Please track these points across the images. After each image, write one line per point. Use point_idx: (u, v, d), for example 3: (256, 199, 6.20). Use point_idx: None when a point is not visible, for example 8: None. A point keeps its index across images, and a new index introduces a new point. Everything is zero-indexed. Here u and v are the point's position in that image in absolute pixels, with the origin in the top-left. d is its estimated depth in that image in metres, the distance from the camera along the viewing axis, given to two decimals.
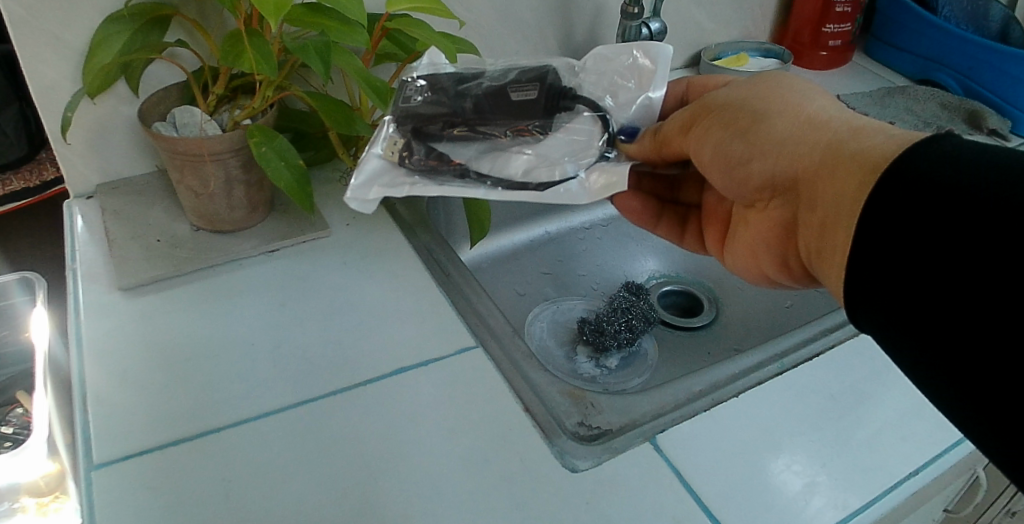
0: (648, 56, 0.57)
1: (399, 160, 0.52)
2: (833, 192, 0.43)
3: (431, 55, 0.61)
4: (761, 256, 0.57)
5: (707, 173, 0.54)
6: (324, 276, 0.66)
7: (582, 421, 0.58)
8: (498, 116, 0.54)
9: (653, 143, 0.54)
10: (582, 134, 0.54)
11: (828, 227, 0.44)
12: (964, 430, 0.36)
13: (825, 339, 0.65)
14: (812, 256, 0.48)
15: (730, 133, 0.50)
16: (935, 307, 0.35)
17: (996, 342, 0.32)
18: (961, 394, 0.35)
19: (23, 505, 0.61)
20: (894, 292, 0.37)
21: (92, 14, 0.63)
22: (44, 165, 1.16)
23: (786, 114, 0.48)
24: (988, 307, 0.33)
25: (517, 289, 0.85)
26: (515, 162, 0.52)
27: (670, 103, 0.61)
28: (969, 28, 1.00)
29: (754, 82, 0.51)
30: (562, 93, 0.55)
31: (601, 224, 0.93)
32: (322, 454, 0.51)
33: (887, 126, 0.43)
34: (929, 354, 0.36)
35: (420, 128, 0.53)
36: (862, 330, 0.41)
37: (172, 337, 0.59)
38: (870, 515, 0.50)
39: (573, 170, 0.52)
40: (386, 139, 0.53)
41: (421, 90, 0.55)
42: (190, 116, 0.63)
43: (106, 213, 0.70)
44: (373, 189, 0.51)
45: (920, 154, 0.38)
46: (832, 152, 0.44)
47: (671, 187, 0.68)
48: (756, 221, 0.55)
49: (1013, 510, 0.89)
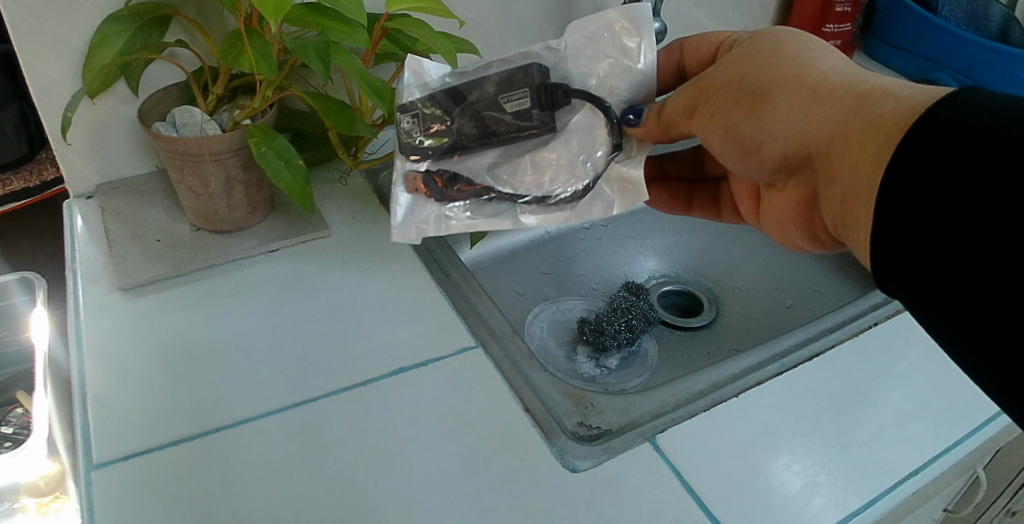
0: (628, 20, 0.54)
1: (428, 195, 0.58)
2: (850, 166, 0.43)
3: (410, 63, 0.57)
4: (790, 231, 0.58)
5: (720, 154, 0.53)
6: (324, 276, 0.66)
7: (582, 421, 0.57)
8: (505, 132, 0.55)
9: (659, 126, 0.53)
10: (587, 128, 0.56)
11: (849, 202, 0.44)
12: (990, 390, 0.36)
13: (825, 338, 0.64)
14: (838, 228, 0.49)
15: (738, 111, 0.49)
16: (953, 264, 0.36)
17: (1010, 302, 0.33)
18: (987, 359, 0.35)
19: (23, 505, 0.61)
20: (918, 262, 0.37)
21: (92, 14, 0.63)
22: (44, 165, 1.16)
23: (788, 86, 0.47)
24: (1005, 277, 0.33)
25: (517, 289, 0.84)
26: (535, 174, 0.57)
27: (667, 74, 0.61)
28: (968, 27, 1.00)
29: (748, 52, 0.50)
30: (554, 94, 0.53)
31: (601, 223, 0.91)
32: (320, 455, 0.51)
33: (892, 85, 0.43)
34: (953, 319, 0.36)
35: (436, 159, 0.57)
36: (891, 296, 0.41)
37: (169, 338, 0.59)
38: (869, 515, 0.50)
39: (591, 173, 0.56)
40: (404, 176, 0.58)
41: (418, 117, 0.56)
42: (190, 116, 0.63)
43: (105, 212, 0.70)
44: (413, 228, 0.58)
45: (937, 123, 0.37)
46: (842, 123, 0.44)
47: (694, 166, 0.70)
48: (779, 195, 0.55)
49: (1013, 510, 0.87)
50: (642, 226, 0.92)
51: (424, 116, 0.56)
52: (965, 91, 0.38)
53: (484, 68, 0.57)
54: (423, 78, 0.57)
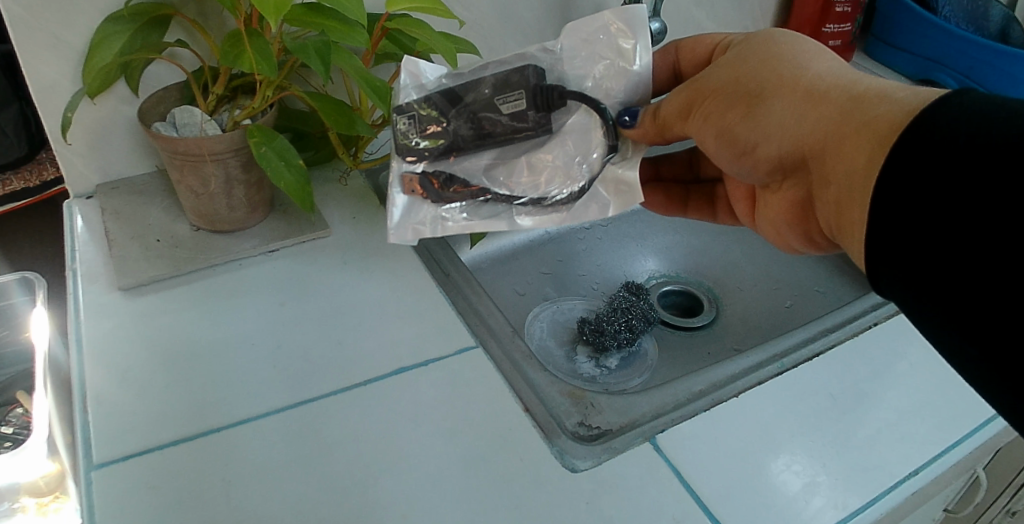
0: (624, 21, 0.54)
1: (424, 197, 0.58)
2: (844, 168, 0.43)
3: (408, 65, 0.57)
4: (785, 233, 0.58)
5: (715, 156, 0.53)
6: (324, 276, 0.66)
7: (582, 421, 0.58)
8: (502, 134, 0.55)
9: (654, 127, 0.53)
10: (583, 130, 0.56)
11: (844, 204, 0.44)
12: (983, 392, 0.36)
13: (825, 339, 0.64)
14: (834, 230, 0.49)
15: (733, 112, 0.49)
16: (947, 266, 0.35)
17: (1005, 303, 0.33)
18: (981, 360, 0.35)
19: (23, 505, 0.61)
20: (912, 263, 0.37)
21: (92, 14, 0.63)
22: (44, 165, 1.16)
23: (783, 88, 0.47)
24: (998, 277, 0.33)
25: (517, 289, 0.84)
26: (531, 175, 0.58)
27: (663, 74, 0.61)
28: (969, 27, 1.00)
29: (744, 54, 0.50)
30: (550, 95, 0.53)
31: (601, 224, 0.91)
32: (320, 455, 0.51)
33: (887, 87, 0.43)
34: (947, 320, 0.36)
35: (432, 161, 0.57)
36: (885, 297, 0.41)
37: (170, 338, 0.59)
38: (869, 515, 0.50)
39: (586, 175, 0.56)
40: (400, 177, 0.58)
41: (414, 119, 0.56)
42: (190, 116, 0.63)
43: (105, 212, 0.70)
44: (410, 229, 0.58)
45: (932, 124, 0.37)
46: (837, 125, 0.44)
47: (690, 167, 0.70)
48: (774, 197, 0.56)
49: (1013, 510, 0.87)
50: (642, 226, 0.92)
51: (420, 117, 0.56)
52: (961, 92, 0.38)
53: (481, 69, 0.57)
54: (420, 79, 0.57)
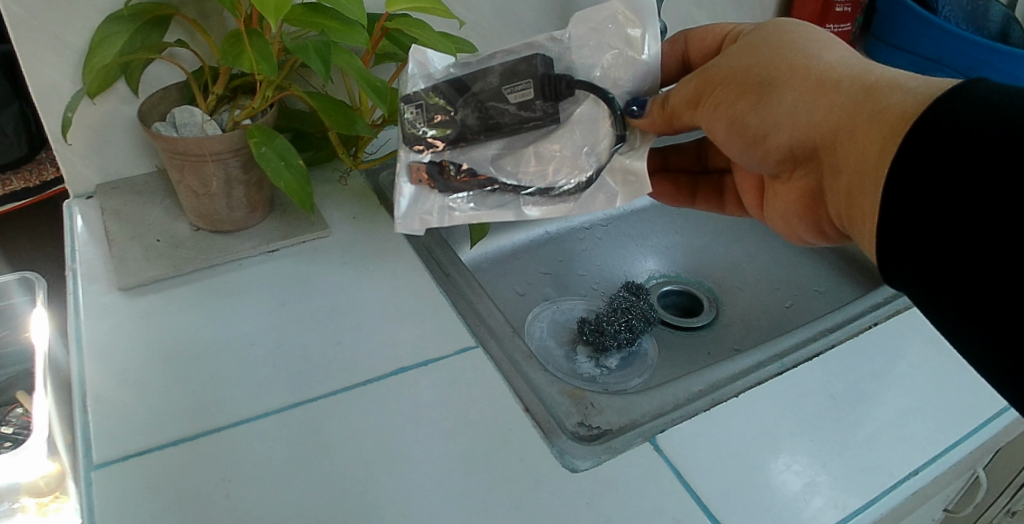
0: (632, 10, 0.54)
1: (432, 185, 0.58)
2: (855, 157, 0.43)
3: (416, 53, 0.56)
4: (794, 223, 0.58)
5: (725, 146, 0.53)
6: (324, 276, 0.66)
7: (582, 421, 0.57)
8: (510, 124, 0.55)
9: (663, 117, 0.53)
10: (591, 119, 0.56)
11: (854, 193, 0.44)
12: (995, 383, 0.37)
13: (824, 339, 0.64)
14: (844, 220, 0.49)
15: (744, 102, 0.49)
16: (957, 257, 0.36)
17: (1013, 294, 0.34)
18: (994, 351, 0.35)
19: (23, 504, 0.60)
20: (924, 254, 0.37)
21: (92, 14, 0.63)
22: (44, 165, 1.16)
23: (794, 77, 0.47)
24: (1011, 261, 0.33)
25: (517, 289, 0.84)
26: (538, 164, 0.57)
27: (671, 66, 0.60)
28: (968, 27, 1.01)
29: (754, 43, 0.50)
30: (558, 85, 0.54)
31: (601, 224, 0.91)
32: (319, 455, 0.51)
33: (898, 77, 0.43)
34: (959, 312, 0.36)
35: (439, 150, 0.57)
36: (897, 288, 0.41)
37: (169, 338, 0.59)
38: (869, 515, 0.50)
39: (593, 164, 0.57)
40: (407, 166, 0.57)
41: (422, 107, 0.56)
42: (190, 116, 0.63)
43: (105, 212, 0.70)
44: (417, 219, 0.58)
45: (944, 113, 0.37)
46: (848, 115, 0.44)
47: (698, 158, 0.70)
48: (784, 187, 0.55)
49: (1013, 510, 0.87)
50: (642, 226, 0.93)
51: (427, 106, 0.56)
52: (971, 84, 0.38)
53: (488, 58, 0.56)
54: (427, 69, 0.57)
